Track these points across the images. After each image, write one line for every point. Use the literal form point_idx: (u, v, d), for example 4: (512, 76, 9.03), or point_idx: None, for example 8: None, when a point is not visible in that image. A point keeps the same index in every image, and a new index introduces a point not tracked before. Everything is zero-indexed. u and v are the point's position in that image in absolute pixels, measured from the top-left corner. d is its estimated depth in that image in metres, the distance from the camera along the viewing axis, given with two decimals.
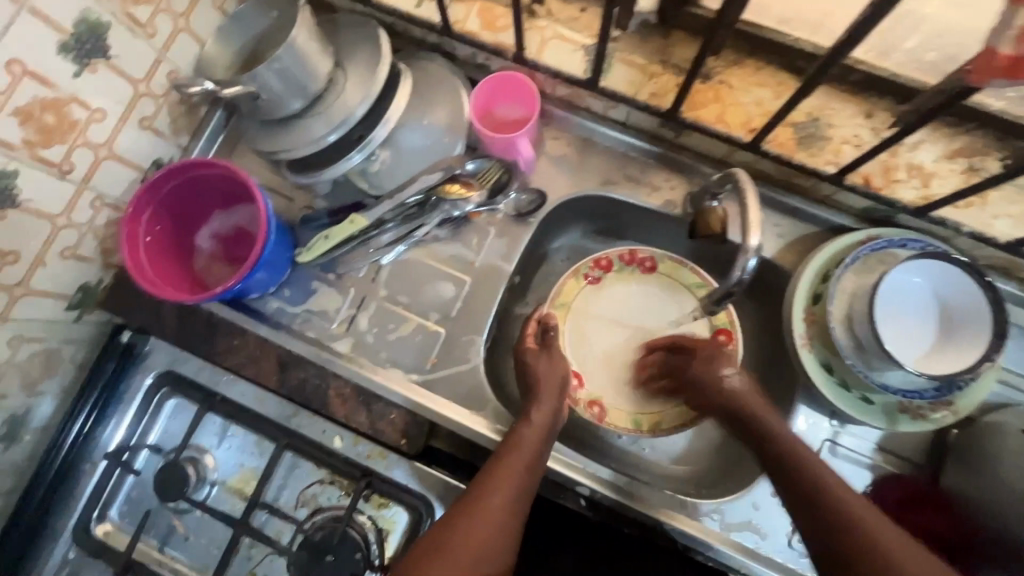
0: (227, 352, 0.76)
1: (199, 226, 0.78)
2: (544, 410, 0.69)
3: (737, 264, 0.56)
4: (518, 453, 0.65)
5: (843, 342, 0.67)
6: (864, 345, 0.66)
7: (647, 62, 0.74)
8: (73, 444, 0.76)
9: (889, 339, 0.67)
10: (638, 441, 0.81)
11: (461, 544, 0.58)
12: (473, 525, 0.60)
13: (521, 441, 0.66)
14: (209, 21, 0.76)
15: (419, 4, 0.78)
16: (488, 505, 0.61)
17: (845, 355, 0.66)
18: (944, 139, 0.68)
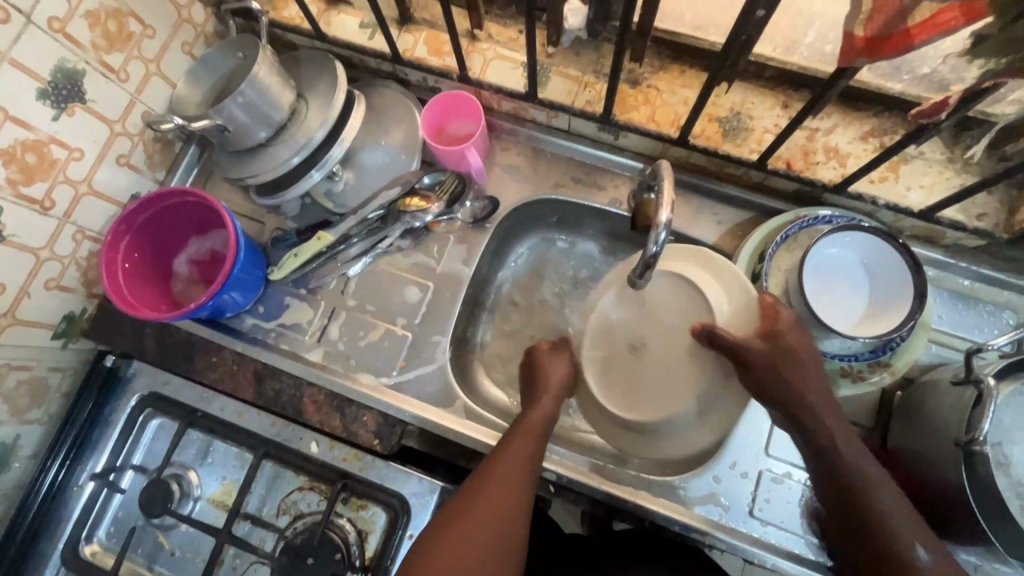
0: (205, 369, 0.80)
1: (177, 252, 0.83)
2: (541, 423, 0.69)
3: (651, 238, 0.61)
4: (517, 453, 0.66)
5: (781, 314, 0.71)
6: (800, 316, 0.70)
7: (582, 73, 0.81)
8: (60, 469, 0.80)
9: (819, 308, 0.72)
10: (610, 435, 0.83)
11: (474, 528, 0.60)
12: (484, 501, 0.62)
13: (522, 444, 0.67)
14: (179, 64, 0.83)
15: (371, 36, 0.85)
16: (496, 490, 0.63)
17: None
18: (856, 122, 0.74)
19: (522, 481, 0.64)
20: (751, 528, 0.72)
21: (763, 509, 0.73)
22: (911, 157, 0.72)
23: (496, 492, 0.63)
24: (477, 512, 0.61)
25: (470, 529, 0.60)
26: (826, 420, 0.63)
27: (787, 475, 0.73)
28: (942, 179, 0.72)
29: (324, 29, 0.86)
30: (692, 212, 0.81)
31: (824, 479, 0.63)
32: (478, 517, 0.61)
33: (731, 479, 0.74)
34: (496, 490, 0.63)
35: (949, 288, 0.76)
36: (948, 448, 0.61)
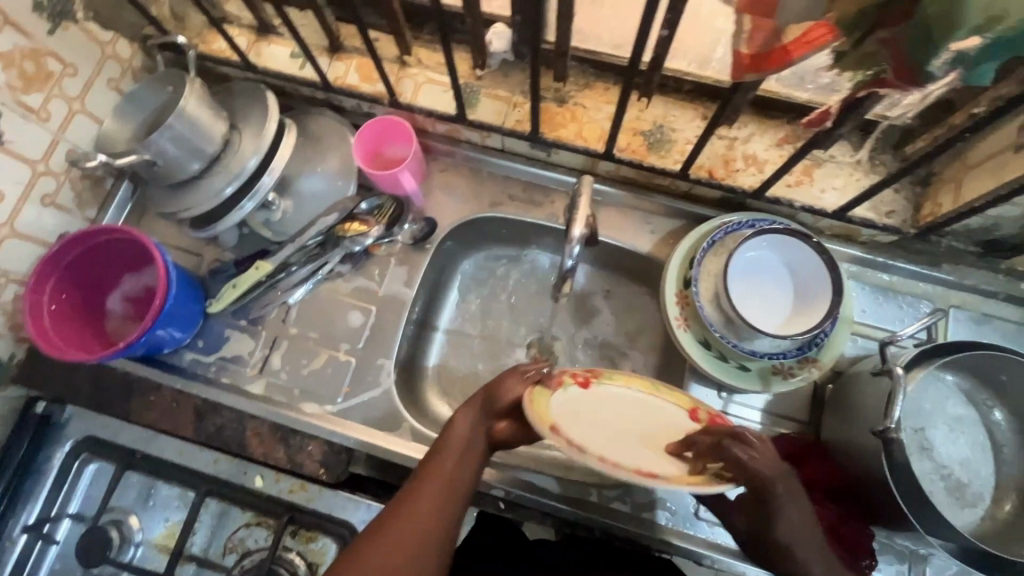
0: (142, 409, 0.78)
1: (109, 291, 0.81)
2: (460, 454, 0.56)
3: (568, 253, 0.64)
4: (433, 476, 0.54)
5: (711, 315, 0.73)
6: (728, 317, 0.72)
7: (510, 93, 0.83)
8: None
9: (745, 308, 0.75)
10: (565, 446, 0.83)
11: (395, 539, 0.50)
12: (411, 512, 0.52)
13: (434, 473, 0.54)
14: (106, 101, 0.82)
15: (302, 66, 0.86)
16: (422, 500, 0.53)
17: (713, 327, 0.72)
18: (771, 130, 0.77)
19: (443, 505, 0.53)
20: (697, 530, 0.74)
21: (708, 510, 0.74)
22: (823, 161, 0.76)
23: (405, 543, 0.50)
24: (402, 525, 0.51)
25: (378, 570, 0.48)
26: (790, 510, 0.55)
27: None
28: (853, 180, 0.75)
29: (255, 60, 0.87)
30: (626, 223, 0.84)
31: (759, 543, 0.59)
32: (398, 530, 0.50)
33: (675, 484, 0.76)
34: (405, 535, 0.50)
35: (871, 282, 0.80)
36: (867, 436, 0.65)
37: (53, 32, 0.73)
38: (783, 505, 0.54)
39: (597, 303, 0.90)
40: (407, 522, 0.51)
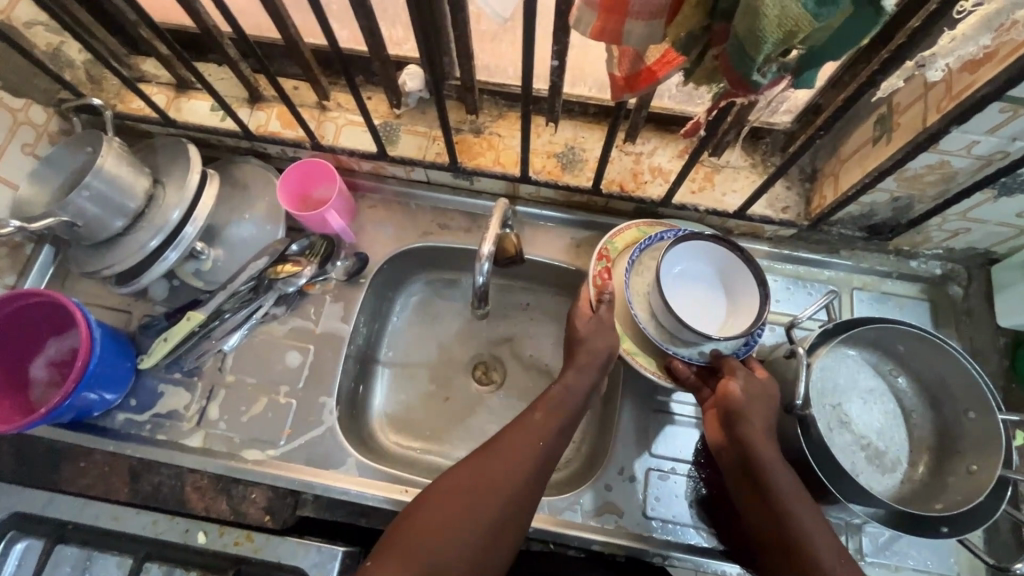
0: (73, 476, 0.77)
1: (32, 357, 0.78)
2: (597, 355, 0.72)
3: (477, 270, 0.71)
4: (521, 430, 0.67)
5: (656, 334, 0.76)
6: (670, 330, 0.75)
7: (429, 128, 0.87)
8: None
9: (689, 317, 0.78)
10: None
11: (455, 492, 0.62)
12: (484, 461, 0.64)
13: (513, 438, 0.66)
14: (21, 167, 0.82)
15: (223, 117, 0.88)
16: (500, 452, 0.65)
17: (663, 345, 0.76)
18: (672, 143, 0.84)
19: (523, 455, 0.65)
20: (647, 528, 0.75)
21: (657, 508, 0.76)
22: (722, 167, 0.83)
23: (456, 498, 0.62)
24: (470, 473, 0.63)
25: (427, 524, 0.60)
26: (767, 463, 0.62)
27: (672, 469, 0.78)
28: (750, 182, 0.82)
29: (176, 116, 0.88)
30: (552, 240, 0.88)
31: (757, 511, 0.62)
32: (451, 491, 0.62)
33: (622, 485, 0.77)
34: (465, 484, 0.63)
35: (782, 274, 0.86)
36: (782, 417, 0.70)
37: None
38: (775, 470, 0.61)
39: (535, 320, 0.93)
40: (469, 476, 0.63)
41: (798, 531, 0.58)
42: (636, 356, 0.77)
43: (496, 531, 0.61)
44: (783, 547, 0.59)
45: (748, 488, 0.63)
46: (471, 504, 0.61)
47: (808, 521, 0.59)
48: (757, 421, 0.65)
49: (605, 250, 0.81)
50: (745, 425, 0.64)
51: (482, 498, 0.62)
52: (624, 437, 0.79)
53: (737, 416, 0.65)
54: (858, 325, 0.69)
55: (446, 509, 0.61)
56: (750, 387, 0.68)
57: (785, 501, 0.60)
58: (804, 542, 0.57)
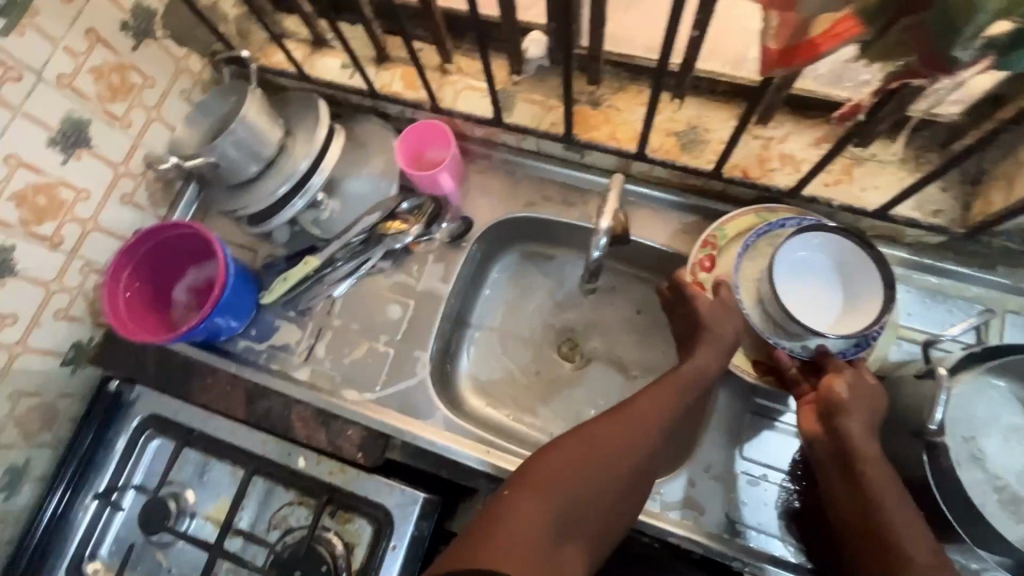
0: (199, 391, 0.85)
1: (175, 281, 0.89)
2: (724, 340, 0.70)
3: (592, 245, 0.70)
4: (642, 409, 0.66)
5: (759, 322, 0.71)
6: (777, 320, 0.70)
7: (546, 97, 0.86)
8: (55, 509, 0.82)
9: (799, 308, 0.71)
10: None
11: (572, 454, 0.62)
12: (603, 431, 0.64)
13: (633, 414, 0.66)
14: (178, 110, 0.91)
15: (351, 75, 0.92)
16: (619, 426, 0.65)
17: (765, 333, 0.71)
18: (808, 130, 0.77)
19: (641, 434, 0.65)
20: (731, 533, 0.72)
21: (739, 512, 0.72)
22: (864, 159, 0.75)
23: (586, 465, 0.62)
24: (587, 439, 0.64)
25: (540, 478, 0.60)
26: (864, 459, 0.59)
27: (762, 476, 0.74)
28: (896, 179, 0.73)
29: (310, 71, 0.93)
30: (659, 223, 0.84)
31: (848, 509, 0.60)
32: (567, 451, 0.62)
33: (705, 484, 0.74)
34: (591, 445, 0.63)
35: (919, 285, 0.77)
36: (908, 440, 0.63)
37: (136, 48, 0.81)
38: (873, 469, 0.59)
39: (628, 301, 0.93)
40: (597, 440, 0.63)
41: (896, 535, 0.55)
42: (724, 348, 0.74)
43: (611, 493, 0.62)
44: (876, 549, 0.56)
45: (843, 485, 0.61)
46: (585, 470, 0.61)
47: (906, 527, 0.55)
48: (861, 418, 0.62)
49: (712, 237, 0.77)
50: (846, 420, 0.62)
51: (605, 462, 0.62)
52: (714, 435, 0.76)
53: (840, 410, 0.63)
54: (1010, 353, 0.62)
55: (561, 469, 0.61)
56: (858, 387, 0.64)
57: (883, 501, 0.57)
58: (900, 545, 0.54)
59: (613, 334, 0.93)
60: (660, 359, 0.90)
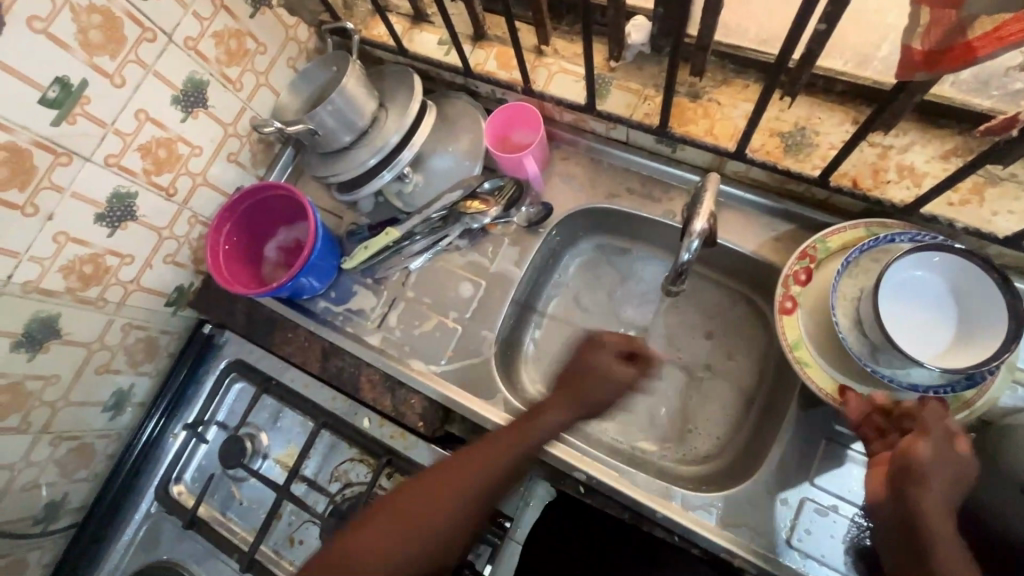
0: (281, 342, 0.91)
1: (266, 239, 0.94)
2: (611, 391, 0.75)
3: (683, 247, 0.65)
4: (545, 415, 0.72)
5: (855, 345, 0.66)
6: (878, 346, 0.65)
7: (642, 86, 0.83)
8: (153, 431, 0.93)
9: (904, 336, 0.65)
10: (661, 446, 0.85)
11: (478, 452, 0.69)
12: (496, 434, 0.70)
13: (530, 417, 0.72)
14: (284, 77, 0.96)
15: (447, 52, 0.93)
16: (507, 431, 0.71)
17: (861, 359, 0.65)
18: (936, 141, 0.70)
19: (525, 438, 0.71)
20: (791, 559, 0.68)
21: (803, 541, 0.69)
22: (998, 179, 0.67)
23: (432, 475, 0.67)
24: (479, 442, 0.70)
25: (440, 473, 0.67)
26: (938, 534, 0.55)
27: (832, 507, 0.70)
28: None
29: (408, 45, 0.95)
30: (749, 228, 0.80)
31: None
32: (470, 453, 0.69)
33: (769, 506, 0.71)
34: (478, 446, 0.69)
35: None
36: None
37: (254, 15, 0.86)
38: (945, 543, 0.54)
39: (701, 304, 0.90)
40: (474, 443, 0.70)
41: None
42: (807, 368, 0.69)
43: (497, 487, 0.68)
44: None
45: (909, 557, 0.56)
46: (479, 465, 0.68)
47: None
48: (939, 487, 0.57)
49: (811, 248, 0.72)
50: (922, 490, 0.57)
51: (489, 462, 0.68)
52: (783, 456, 0.72)
53: (918, 479, 0.57)
54: None
55: (464, 466, 0.68)
56: (940, 450, 0.58)
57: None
58: None
59: (683, 337, 0.90)
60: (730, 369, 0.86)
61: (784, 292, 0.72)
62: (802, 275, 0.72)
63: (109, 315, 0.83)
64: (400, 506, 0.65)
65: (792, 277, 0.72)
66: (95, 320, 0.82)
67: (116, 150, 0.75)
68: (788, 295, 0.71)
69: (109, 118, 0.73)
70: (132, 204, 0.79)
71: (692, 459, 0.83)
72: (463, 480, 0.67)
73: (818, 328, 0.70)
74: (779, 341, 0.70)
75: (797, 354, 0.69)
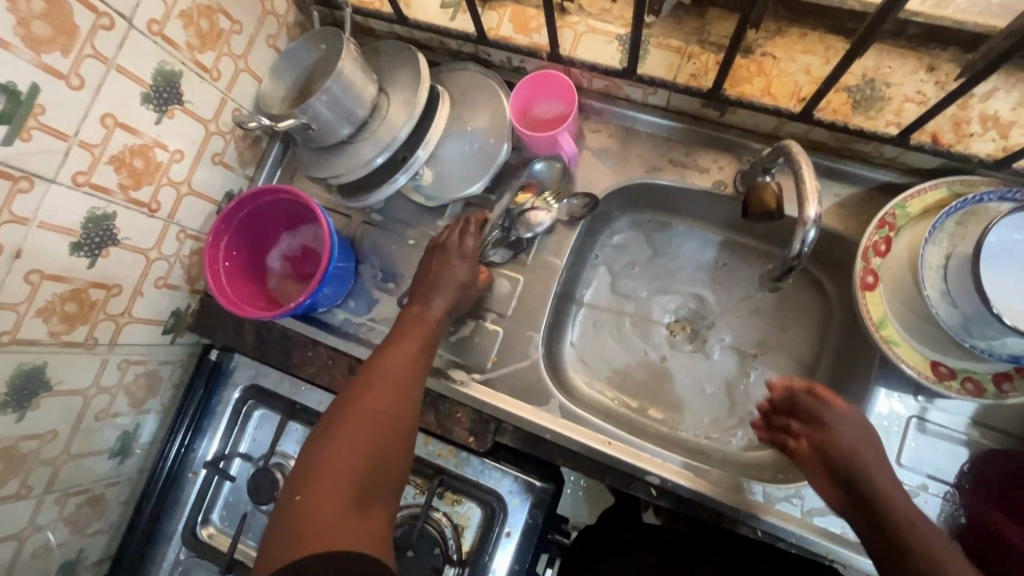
0: (302, 362, 0.83)
1: (269, 249, 0.83)
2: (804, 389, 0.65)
3: (797, 237, 0.56)
4: (397, 359, 0.66)
5: (948, 320, 0.61)
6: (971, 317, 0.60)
7: (684, 43, 0.73)
8: (178, 453, 0.84)
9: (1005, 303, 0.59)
10: (725, 433, 0.80)
11: (367, 402, 0.61)
12: (382, 376, 0.64)
13: (387, 359, 0.66)
14: (265, 59, 0.83)
15: (453, 16, 0.81)
16: (392, 377, 0.64)
17: (955, 333, 0.60)
18: (1022, 85, 0.63)
19: (400, 381, 0.64)
20: None
21: None
22: None
23: (382, 415, 0.61)
24: (372, 391, 0.62)
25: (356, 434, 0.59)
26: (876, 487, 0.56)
27: (921, 488, 0.66)
28: None
29: (406, 11, 0.82)
30: None
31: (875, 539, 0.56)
32: (371, 402, 0.62)
33: None
34: (374, 391, 0.62)
35: None
36: None
37: None
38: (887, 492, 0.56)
39: (751, 279, 0.84)
40: (377, 390, 0.62)
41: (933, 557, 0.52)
42: (897, 348, 0.64)
43: (395, 437, 0.61)
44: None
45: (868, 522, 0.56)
46: (366, 412, 0.61)
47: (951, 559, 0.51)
48: (856, 434, 0.59)
49: (889, 216, 0.66)
50: (868, 481, 0.57)
51: (383, 413, 0.61)
52: None
53: (844, 461, 0.59)
54: None
55: (365, 425, 0.60)
56: (850, 427, 0.60)
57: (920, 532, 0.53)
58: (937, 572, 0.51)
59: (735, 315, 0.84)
60: (788, 345, 0.81)
61: (864, 266, 0.66)
62: (881, 247, 0.66)
63: (102, 355, 0.73)
64: (356, 453, 0.58)
65: (871, 249, 0.66)
66: (88, 363, 0.71)
67: (85, 166, 0.63)
68: (868, 269, 0.66)
69: (71, 128, 0.60)
70: (111, 227, 0.68)
71: (759, 443, 0.79)
72: (349, 439, 0.59)
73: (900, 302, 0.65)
74: (861, 322, 0.65)
75: (883, 332, 0.65)
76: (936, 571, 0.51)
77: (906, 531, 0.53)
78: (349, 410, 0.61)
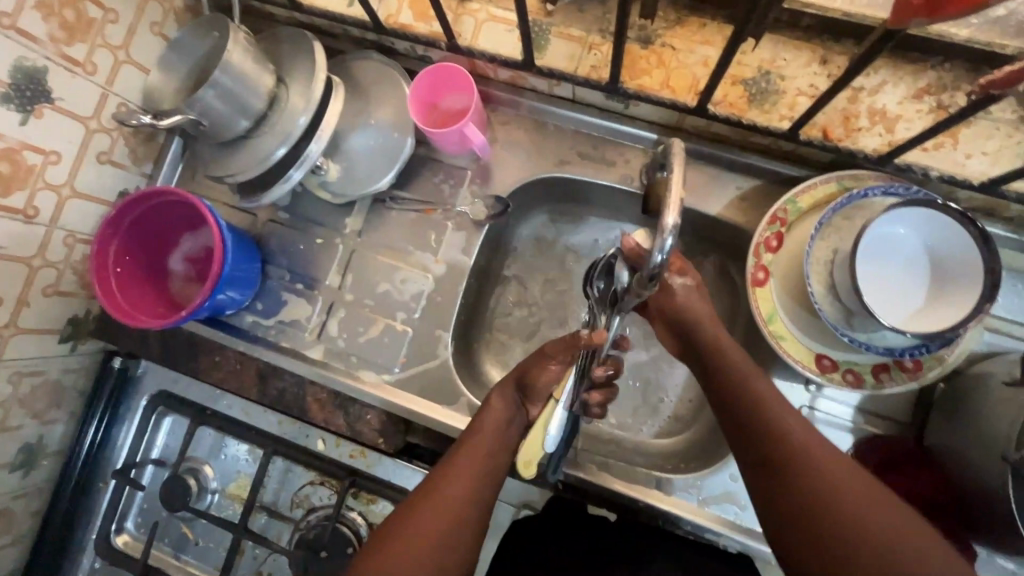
0: (210, 368, 0.81)
1: (168, 252, 0.80)
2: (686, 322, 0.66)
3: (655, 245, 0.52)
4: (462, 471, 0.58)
5: (831, 315, 0.63)
6: (852, 312, 0.61)
7: (586, 32, 0.71)
8: (82, 468, 0.83)
9: (880, 300, 0.61)
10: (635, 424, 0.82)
11: (423, 527, 0.54)
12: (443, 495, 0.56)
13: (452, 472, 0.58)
14: (150, 48, 0.77)
15: (350, 3, 0.77)
16: (445, 503, 0.56)
17: (836, 328, 0.62)
18: (909, 78, 0.63)
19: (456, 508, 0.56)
20: None
21: None
22: (975, 118, 0.62)
23: (427, 544, 0.53)
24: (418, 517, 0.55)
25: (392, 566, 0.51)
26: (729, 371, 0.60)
27: None
28: (1010, 143, 0.62)
29: None
30: (713, 188, 0.73)
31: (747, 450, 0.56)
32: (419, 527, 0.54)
33: None
34: (420, 523, 0.54)
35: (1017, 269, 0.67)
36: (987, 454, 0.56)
37: None
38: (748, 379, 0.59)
39: None
40: (427, 519, 0.54)
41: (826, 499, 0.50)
42: (782, 341, 0.66)
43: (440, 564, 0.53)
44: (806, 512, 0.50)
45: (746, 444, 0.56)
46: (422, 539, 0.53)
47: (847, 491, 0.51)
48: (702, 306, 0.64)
49: (781, 213, 0.67)
50: (725, 365, 0.61)
51: (428, 542, 0.53)
52: None
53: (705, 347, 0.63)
54: None
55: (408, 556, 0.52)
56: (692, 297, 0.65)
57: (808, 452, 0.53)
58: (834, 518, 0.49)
59: None
60: None
61: (756, 263, 0.67)
62: (773, 243, 0.67)
63: None
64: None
65: (763, 246, 0.67)
66: None
67: None
68: (759, 265, 0.67)
69: None
70: None
71: (669, 432, 0.81)
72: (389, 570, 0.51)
73: (790, 296, 0.66)
74: (754, 317, 0.67)
75: (773, 327, 0.66)
76: (817, 483, 0.51)
77: (765, 412, 0.57)
78: (386, 544, 0.53)
